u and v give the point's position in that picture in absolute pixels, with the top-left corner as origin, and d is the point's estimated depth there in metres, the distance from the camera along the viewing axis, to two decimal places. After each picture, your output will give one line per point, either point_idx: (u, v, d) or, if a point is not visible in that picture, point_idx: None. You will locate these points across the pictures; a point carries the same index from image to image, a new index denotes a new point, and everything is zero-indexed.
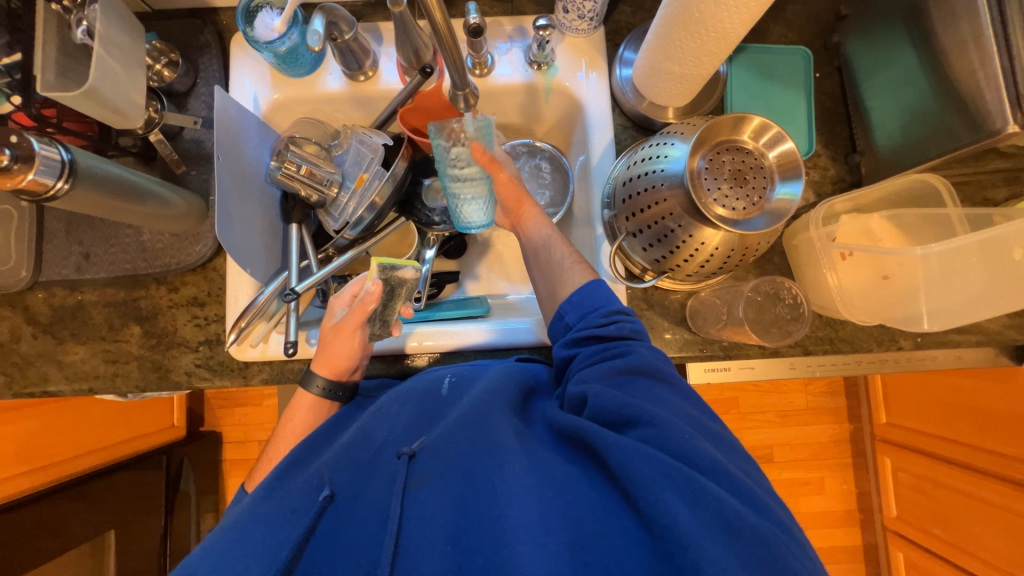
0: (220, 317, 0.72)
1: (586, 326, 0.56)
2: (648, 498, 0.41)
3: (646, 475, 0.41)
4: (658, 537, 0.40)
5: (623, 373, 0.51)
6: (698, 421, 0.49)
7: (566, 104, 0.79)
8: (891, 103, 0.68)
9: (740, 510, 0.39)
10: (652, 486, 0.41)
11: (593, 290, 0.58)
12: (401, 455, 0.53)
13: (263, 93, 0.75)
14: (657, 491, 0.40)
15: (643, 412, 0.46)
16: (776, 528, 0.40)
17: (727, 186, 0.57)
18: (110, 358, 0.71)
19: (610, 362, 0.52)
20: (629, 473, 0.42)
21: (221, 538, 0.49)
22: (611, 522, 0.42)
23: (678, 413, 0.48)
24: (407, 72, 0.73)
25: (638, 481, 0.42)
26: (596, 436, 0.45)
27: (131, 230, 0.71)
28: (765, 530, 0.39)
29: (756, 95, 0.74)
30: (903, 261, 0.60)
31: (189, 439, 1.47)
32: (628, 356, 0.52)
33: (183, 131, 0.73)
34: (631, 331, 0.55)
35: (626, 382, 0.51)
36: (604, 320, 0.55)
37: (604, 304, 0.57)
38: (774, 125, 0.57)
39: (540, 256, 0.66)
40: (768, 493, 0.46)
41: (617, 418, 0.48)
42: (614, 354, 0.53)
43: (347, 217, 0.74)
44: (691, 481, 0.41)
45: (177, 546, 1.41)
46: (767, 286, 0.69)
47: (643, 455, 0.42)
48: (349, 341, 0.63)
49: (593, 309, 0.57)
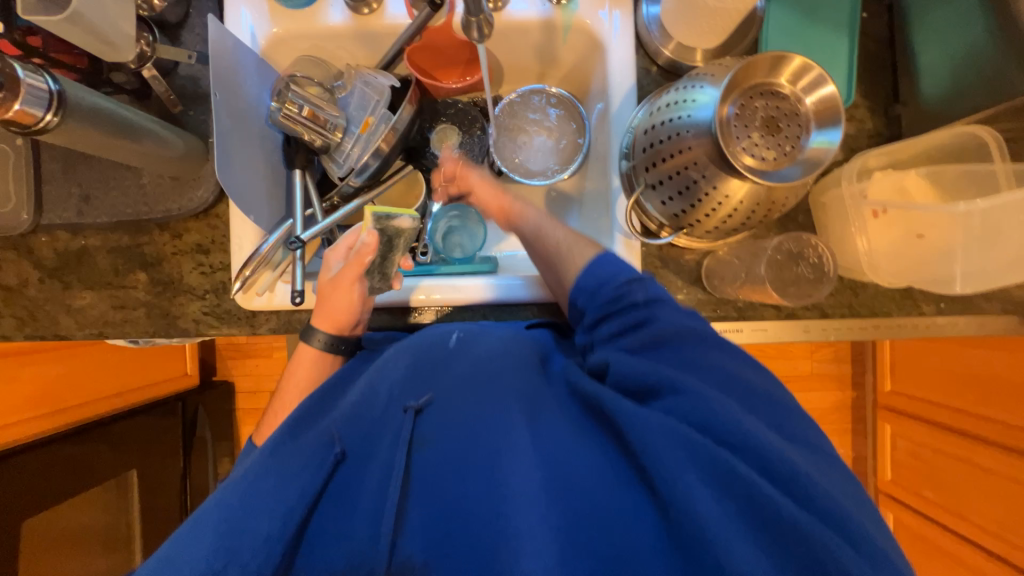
0: (225, 266, 0.71)
1: (607, 297, 0.54)
2: (668, 478, 0.40)
3: (668, 454, 0.41)
4: (675, 520, 0.40)
5: (648, 344, 0.50)
6: (738, 388, 0.47)
7: (586, 45, 0.73)
8: (945, 46, 0.61)
9: (778, 500, 0.38)
10: (676, 466, 0.40)
11: (600, 265, 0.56)
12: (407, 410, 0.51)
13: (260, 26, 0.70)
14: (682, 472, 0.40)
15: (670, 382, 0.46)
16: (828, 525, 0.38)
17: (758, 134, 0.53)
18: (117, 303, 0.71)
19: (633, 336, 0.51)
20: (650, 452, 0.42)
21: (234, 492, 0.48)
22: (624, 497, 0.43)
23: (712, 378, 0.47)
24: (415, 4, 0.68)
25: (660, 462, 0.41)
26: (616, 408, 0.45)
27: (131, 173, 0.68)
28: (811, 527, 0.37)
29: (794, 36, 0.68)
30: (938, 222, 0.57)
31: (202, 387, 1.51)
32: (656, 325, 0.50)
33: (178, 67, 0.69)
34: (652, 296, 0.52)
35: (654, 352, 0.50)
36: (623, 288, 0.53)
37: (616, 276, 0.55)
38: (816, 65, 0.52)
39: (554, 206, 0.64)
40: (806, 454, 0.44)
41: (637, 388, 0.47)
42: (640, 323, 0.51)
43: (353, 163, 0.71)
44: (717, 462, 0.40)
45: (197, 486, 1.48)
46: (790, 244, 0.67)
47: (664, 431, 0.42)
48: (347, 294, 0.63)
49: (610, 279, 0.55)
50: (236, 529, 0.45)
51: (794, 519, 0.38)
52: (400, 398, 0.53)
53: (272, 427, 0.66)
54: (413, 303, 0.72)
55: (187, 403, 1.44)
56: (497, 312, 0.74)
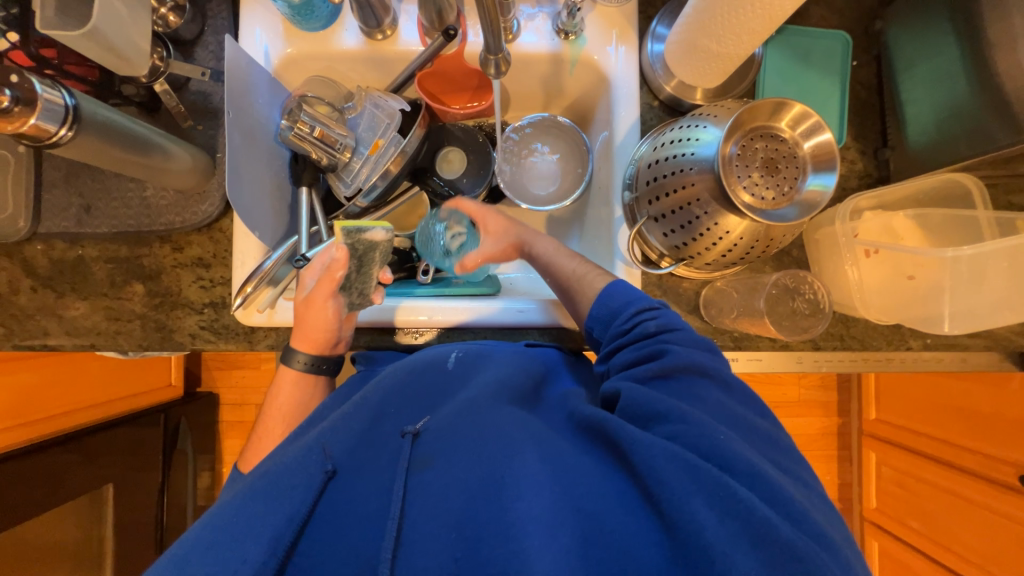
0: (226, 280, 0.71)
1: (615, 333, 0.56)
2: (673, 501, 0.40)
3: (672, 476, 0.41)
4: (682, 541, 0.39)
5: (657, 375, 0.50)
6: (741, 421, 0.48)
7: (592, 79, 0.76)
8: (929, 98, 0.65)
9: (777, 522, 0.38)
10: (679, 488, 0.41)
11: (610, 295, 0.58)
12: (405, 433, 0.53)
13: (274, 46, 0.71)
14: (685, 496, 0.40)
15: (674, 408, 0.46)
16: (813, 541, 0.39)
17: (758, 174, 0.56)
18: (111, 315, 0.70)
19: (644, 367, 0.51)
20: (654, 474, 0.42)
21: (224, 512, 0.48)
22: (629, 521, 0.42)
23: (716, 410, 0.47)
24: (429, 33, 0.70)
25: (661, 481, 0.41)
26: (621, 431, 0.45)
27: (134, 185, 0.68)
28: (802, 546, 0.38)
29: (789, 80, 0.72)
30: (929, 262, 0.60)
31: (186, 399, 1.47)
32: (664, 357, 0.51)
33: (189, 82, 0.69)
34: (657, 329, 0.53)
35: (661, 382, 0.50)
36: (629, 323, 0.55)
37: (626, 308, 0.56)
38: (814, 114, 0.55)
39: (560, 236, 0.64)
40: (787, 476, 0.44)
41: (645, 414, 0.48)
42: (649, 354, 0.52)
43: (360, 183, 0.72)
44: (720, 486, 0.40)
45: (175, 502, 1.43)
46: (788, 280, 0.69)
47: (668, 455, 0.42)
48: (322, 312, 0.63)
49: (618, 313, 0.56)
50: (219, 551, 0.44)
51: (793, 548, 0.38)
52: (399, 421, 0.55)
53: (262, 451, 0.64)
54: (417, 324, 0.72)
55: (170, 415, 1.40)
56: (497, 334, 0.74)
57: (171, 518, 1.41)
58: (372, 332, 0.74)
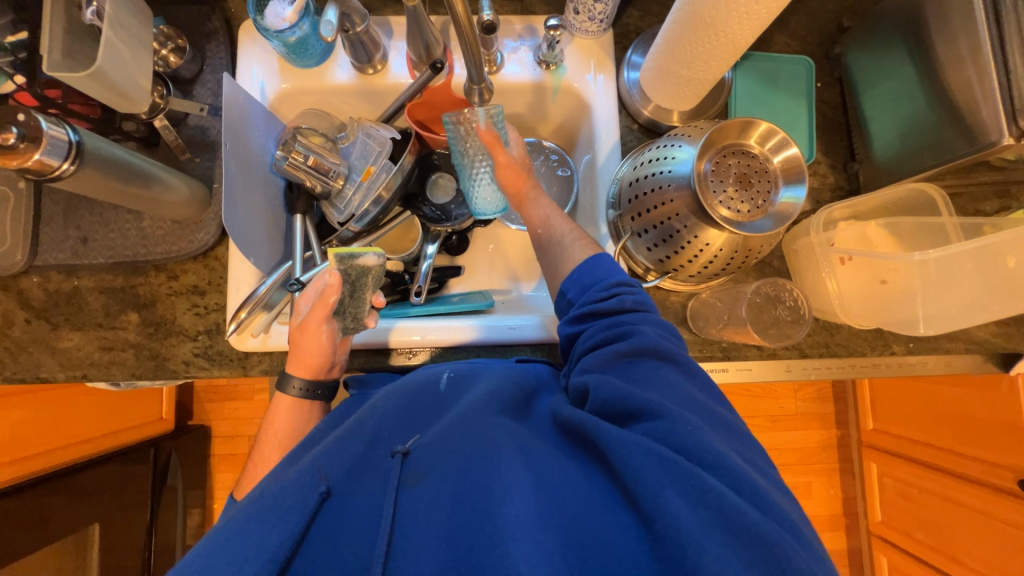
0: (220, 307, 0.72)
1: (589, 301, 0.57)
2: (648, 494, 0.41)
3: (646, 470, 0.42)
4: (659, 534, 0.40)
5: (626, 356, 0.52)
6: (708, 409, 0.49)
7: (573, 105, 0.80)
8: (889, 115, 0.69)
9: (744, 508, 0.40)
10: (653, 483, 0.42)
11: (595, 265, 0.59)
12: (395, 453, 0.52)
13: (270, 82, 0.75)
14: (658, 489, 0.41)
15: (647, 403, 0.47)
16: (780, 527, 0.41)
17: (732, 189, 0.59)
18: (105, 344, 0.70)
19: (613, 346, 0.53)
20: (630, 468, 0.43)
21: (216, 537, 0.47)
22: (609, 519, 0.43)
23: (684, 399, 0.49)
24: (417, 67, 0.74)
25: (638, 477, 0.43)
26: (598, 431, 0.46)
27: (132, 216, 0.70)
28: (770, 531, 0.39)
29: (759, 102, 0.76)
30: (900, 268, 0.63)
31: (177, 432, 1.45)
32: (631, 339, 0.52)
33: (188, 118, 0.72)
34: (635, 304, 0.56)
35: (629, 366, 0.52)
36: (606, 294, 0.56)
37: (606, 279, 0.58)
38: (780, 131, 0.58)
39: (543, 241, 0.67)
40: (752, 466, 0.46)
41: (620, 411, 0.48)
42: (617, 336, 0.53)
43: (353, 210, 0.74)
44: (690, 476, 0.42)
45: (162, 541, 1.38)
46: (768, 288, 0.70)
47: (643, 451, 0.44)
48: (316, 337, 0.64)
49: (595, 284, 0.58)
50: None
51: (763, 534, 0.39)
52: (389, 442, 0.54)
53: (254, 479, 0.64)
54: (410, 344, 0.74)
55: (160, 449, 1.37)
56: (489, 352, 0.75)
57: (158, 559, 1.36)
58: (366, 354, 0.75)
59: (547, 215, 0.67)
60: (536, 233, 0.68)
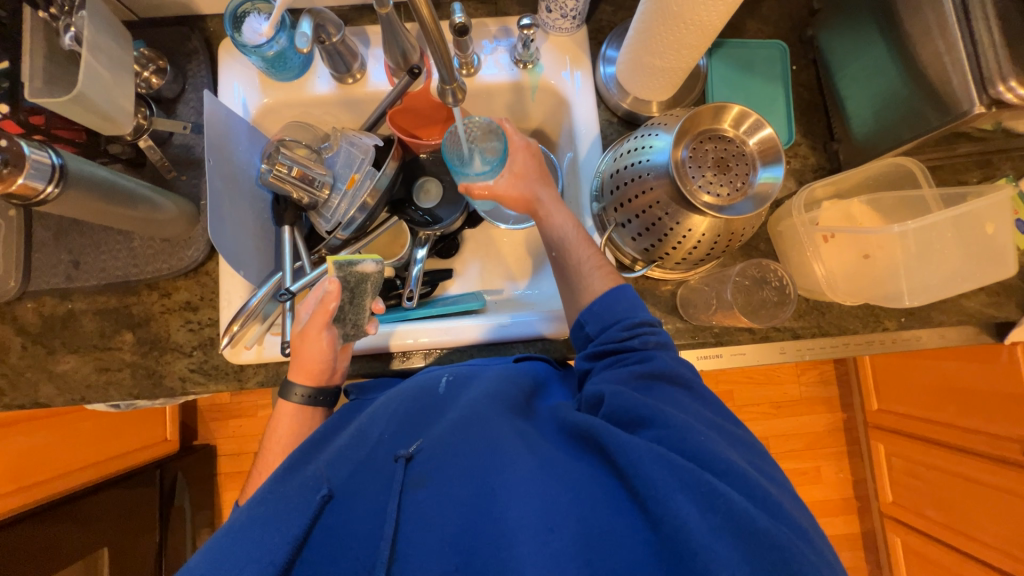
0: (213, 321, 0.72)
1: (608, 340, 0.56)
2: (657, 498, 0.42)
3: (656, 475, 0.43)
4: (666, 535, 0.41)
5: (643, 378, 0.52)
6: (722, 427, 0.50)
7: (552, 102, 0.81)
8: (865, 92, 0.70)
9: (752, 512, 0.41)
10: (662, 486, 0.42)
11: (614, 300, 0.58)
12: (399, 457, 0.52)
13: (252, 97, 0.76)
14: (668, 492, 0.42)
15: (657, 413, 0.48)
16: (791, 532, 0.41)
17: (711, 174, 0.59)
18: (101, 365, 0.71)
19: (629, 368, 0.53)
20: (640, 473, 0.43)
21: (225, 536, 0.48)
22: (617, 520, 0.43)
23: (697, 416, 0.50)
24: (395, 74, 0.75)
25: (649, 481, 0.43)
26: (608, 436, 0.46)
27: (121, 237, 0.70)
28: (778, 535, 0.40)
29: (735, 88, 0.77)
30: (884, 243, 0.63)
31: (182, 452, 1.45)
32: (648, 363, 0.53)
33: (173, 137, 0.73)
34: (656, 344, 0.55)
35: (646, 388, 0.52)
36: (626, 333, 0.56)
37: (626, 317, 0.57)
38: (753, 113, 0.59)
39: (560, 262, 0.65)
40: (763, 475, 0.47)
41: (631, 418, 0.49)
42: (635, 361, 0.54)
43: (340, 218, 0.75)
44: (702, 483, 0.42)
45: (172, 563, 1.38)
46: (753, 270, 0.71)
47: (654, 457, 0.44)
48: (317, 343, 0.64)
49: (615, 322, 0.57)
50: None
51: (778, 540, 0.40)
52: (390, 445, 0.54)
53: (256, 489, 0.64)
54: (403, 348, 0.74)
55: (166, 470, 1.37)
56: (483, 351, 0.76)
57: None
58: (362, 360, 0.76)
59: (563, 239, 0.65)
60: (551, 256, 0.66)
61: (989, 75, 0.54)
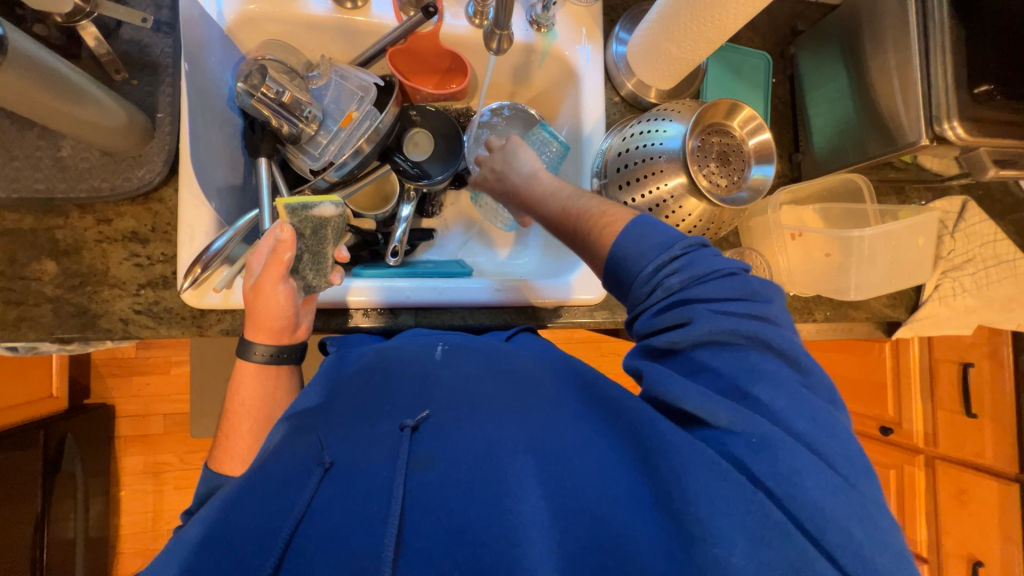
0: (167, 258, 0.62)
1: (639, 288, 0.50)
2: (698, 510, 0.39)
3: (699, 483, 0.40)
4: (698, 551, 0.38)
5: (683, 347, 0.47)
6: (782, 412, 0.42)
7: (560, 73, 0.80)
8: (828, 113, 0.80)
9: (797, 535, 0.37)
10: (705, 496, 0.39)
11: (631, 240, 0.50)
12: (404, 427, 0.47)
13: (230, 1, 0.64)
14: (710, 503, 0.39)
15: (707, 406, 0.43)
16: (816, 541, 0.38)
17: (714, 165, 0.64)
18: (12, 298, 0.58)
19: (668, 334, 0.48)
20: (682, 480, 0.40)
21: (217, 506, 0.44)
22: (642, 527, 0.41)
23: (750, 397, 0.43)
24: (404, 9, 0.69)
25: (689, 490, 0.40)
26: (654, 431, 0.44)
27: (45, 142, 0.57)
28: None
29: (725, 90, 0.83)
30: (841, 241, 0.75)
31: (73, 412, 1.24)
32: (691, 327, 0.46)
33: (121, 28, 0.61)
34: (681, 286, 0.48)
35: (686, 357, 0.47)
36: (651, 281, 0.49)
37: (645, 261, 0.50)
38: (758, 117, 0.65)
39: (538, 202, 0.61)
40: (841, 484, 0.39)
41: (675, 412, 0.46)
42: (675, 325, 0.48)
43: (331, 157, 0.68)
44: (744, 488, 0.39)
45: (58, 535, 1.19)
46: (735, 257, 0.78)
47: (699, 459, 0.41)
48: (272, 299, 0.55)
49: (637, 269, 0.50)
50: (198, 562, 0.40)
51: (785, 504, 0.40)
52: (397, 415, 0.49)
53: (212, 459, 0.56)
54: (398, 304, 0.70)
55: (52, 431, 1.17)
56: (474, 314, 0.75)
57: (53, 556, 1.18)
58: (342, 314, 0.71)
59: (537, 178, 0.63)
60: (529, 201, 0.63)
61: (936, 114, 0.65)
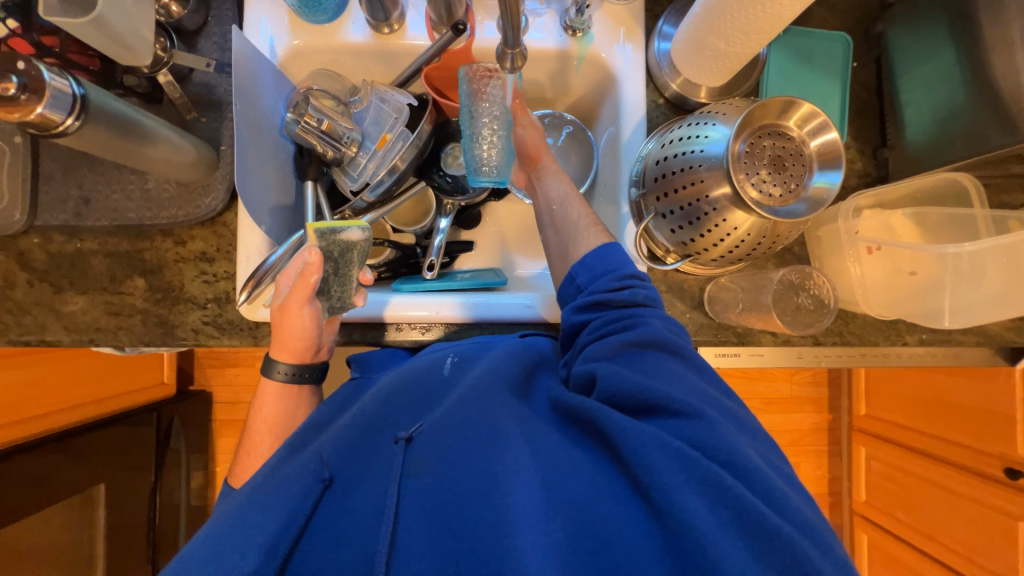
0: (230, 275, 0.70)
1: (600, 289, 0.55)
2: (664, 490, 0.40)
3: (663, 467, 0.41)
4: (675, 533, 0.39)
5: (633, 346, 0.51)
6: (716, 399, 0.49)
7: (598, 77, 0.76)
8: (924, 100, 0.67)
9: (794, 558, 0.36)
10: (670, 479, 0.41)
11: (608, 253, 0.57)
12: (399, 439, 0.51)
13: (281, 38, 0.70)
14: (675, 486, 0.40)
15: (665, 397, 0.46)
16: (798, 530, 0.40)
17: (765, 171, 0.57)
18: (112, 310, 0.68)
19: (619, 336, 0.52)
20: (644, 461, 0.42)
21: (223, 523, 0.47)
22: (621, 510, 0.42)
23: (693, 389, 0.48)
24: (437, 27, 0.70)
25: (655, 472, 0.41)
26: (607, 419, 0.46)
27: (135, 177, 0.67)
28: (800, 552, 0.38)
29: (791, 80, 0.73)
30: (930, 258, 0.63)
31: (179, 397, 1.45)
32: (637, 329, 0.52)
33: (193, 73, 0.68)
34: (646, 298, 0.55)
35: (636, 355, 0.51)
36: (619, 283, 0.55)
37: (620, 268, 0.56)
38: (823, 112, 0.56)
39: (556, 216, 0.64)
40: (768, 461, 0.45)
41: (641, 405, 0.47)
42: (625, 326, 0.52)
43: (367, 177, 0.72)
44: (709, 474, 0.41)
45: (167, 501, 1.40)
46: (794, 275, 0.70)
47: (658, 442, 0.43)
48: (299, 319, 0.59)
49: (606, 272, 0.56)
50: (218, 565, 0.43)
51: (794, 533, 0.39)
52: (391, 429, 0.53)
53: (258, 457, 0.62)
54: (427, 319, 0.71)
55: (163, 413, 1.37)
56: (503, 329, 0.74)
57: (163, 519, 1.39)
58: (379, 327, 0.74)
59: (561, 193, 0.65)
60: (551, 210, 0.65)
61: None
